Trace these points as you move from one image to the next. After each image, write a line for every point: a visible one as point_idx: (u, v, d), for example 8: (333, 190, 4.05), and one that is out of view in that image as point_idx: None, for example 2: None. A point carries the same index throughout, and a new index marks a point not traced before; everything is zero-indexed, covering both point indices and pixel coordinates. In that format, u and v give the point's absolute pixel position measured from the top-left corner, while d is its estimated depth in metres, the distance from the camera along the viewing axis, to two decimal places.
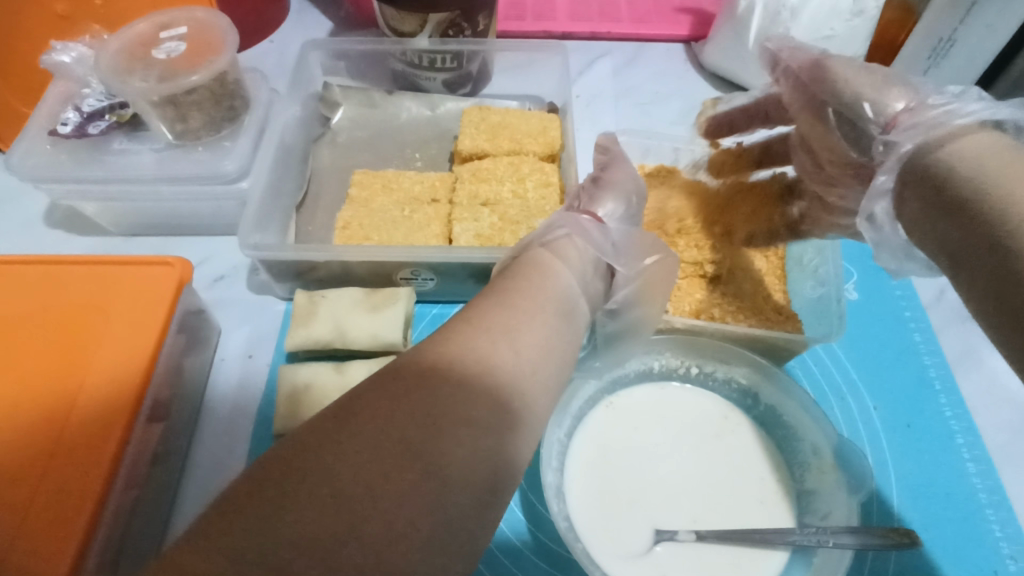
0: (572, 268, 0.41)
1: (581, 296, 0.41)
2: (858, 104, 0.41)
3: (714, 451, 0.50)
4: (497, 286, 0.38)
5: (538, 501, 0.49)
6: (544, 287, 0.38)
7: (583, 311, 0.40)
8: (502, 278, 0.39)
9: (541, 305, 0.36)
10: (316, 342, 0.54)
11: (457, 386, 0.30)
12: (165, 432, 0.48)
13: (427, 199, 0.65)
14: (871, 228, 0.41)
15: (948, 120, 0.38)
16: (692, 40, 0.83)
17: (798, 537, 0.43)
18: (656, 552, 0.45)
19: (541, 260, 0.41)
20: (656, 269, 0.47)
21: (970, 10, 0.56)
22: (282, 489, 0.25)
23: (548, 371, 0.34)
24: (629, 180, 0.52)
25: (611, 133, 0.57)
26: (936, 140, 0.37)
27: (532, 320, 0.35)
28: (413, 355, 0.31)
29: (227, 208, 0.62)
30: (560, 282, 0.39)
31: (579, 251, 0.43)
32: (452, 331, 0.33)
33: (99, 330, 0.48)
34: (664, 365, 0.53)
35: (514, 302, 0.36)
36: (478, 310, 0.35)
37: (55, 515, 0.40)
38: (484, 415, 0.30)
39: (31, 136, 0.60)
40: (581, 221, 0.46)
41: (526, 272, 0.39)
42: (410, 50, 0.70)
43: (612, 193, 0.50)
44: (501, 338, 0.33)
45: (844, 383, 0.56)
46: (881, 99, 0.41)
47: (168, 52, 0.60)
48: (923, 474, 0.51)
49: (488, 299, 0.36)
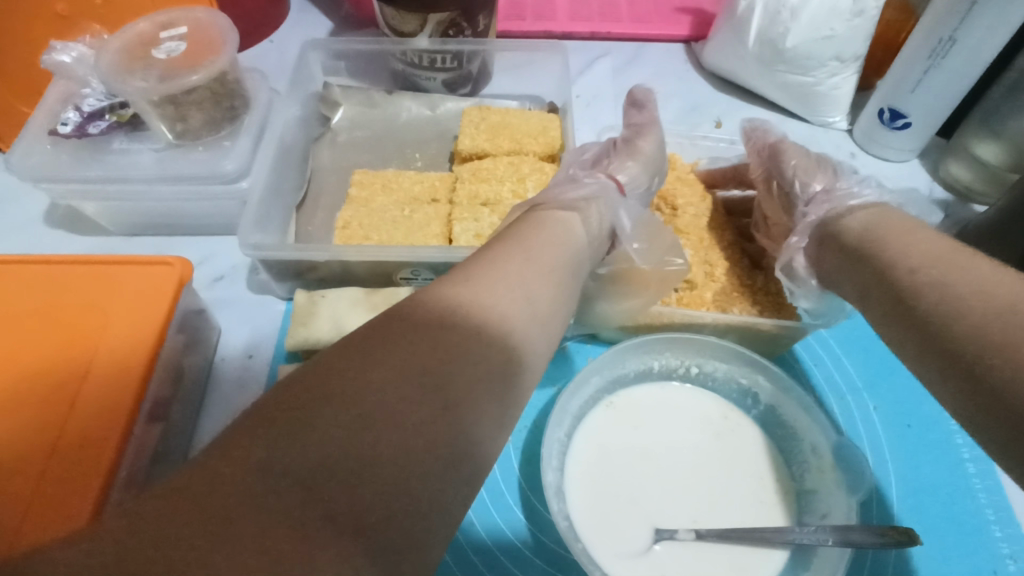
0: (575, 236, 0.43)
1: (582, 261, 0.43)
2: (793, 182, 0.54)
3: (714, 450, 0.50)
4: (488, 257, 0.37)
5: (538, 501, 0.49)
6: (543, 255, 0.39)
7: (577, 283, 0.41)
8: (496, 249, 0.39)
9: (530, 270, 0.37)
10: (316, 342, 0.54)
11: (445, 343, 0.31)
12: (165, 431, 0.48)
13: (427, 199, 0.65)
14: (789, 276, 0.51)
15: (845, 199, 0.51)
16: (692, 40, 0.83)
17: (797, 536, 0.43)
18: (656, 551, 0.45)
19: (541, 225, 0.42)
20: (672, 273, 0.49)
21: (969, 11, 0.55)
22: (283, 483, 0.25)
23: (535, 334, 0.35)
24: (657, 154, 0.56)
25: (645, 90, 0.61)
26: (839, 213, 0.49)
27: (521, 281, 0.36)
28: (401, 307, 0.32)
29: (227, 207, 0.62)
30: (558, 263, 0.40)
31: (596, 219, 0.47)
32: (438, 312, 0.32)
33: (100, 329, 0.48)
34: (664, 365, 0.53)
35: (504, 266, 0.37)
36: (472, 286, 0.35)
37: (56, 514, 0.40)
38: (472, 372, 0.31)
39: (31, 136, 0.60)
40: (605, 191, 0.49)
41: (523, 252, 0.39)
42: (410, 50, 0.70)
43: (639, 163, 0.54)
44: (485, 299, 0.34)
45: (844, 383, 0.56)
46: (807, 179, 0.54)
47: (168, 52, 0.60)
48: (922, 473, 0.51)
49: (477, 262, 0.37)
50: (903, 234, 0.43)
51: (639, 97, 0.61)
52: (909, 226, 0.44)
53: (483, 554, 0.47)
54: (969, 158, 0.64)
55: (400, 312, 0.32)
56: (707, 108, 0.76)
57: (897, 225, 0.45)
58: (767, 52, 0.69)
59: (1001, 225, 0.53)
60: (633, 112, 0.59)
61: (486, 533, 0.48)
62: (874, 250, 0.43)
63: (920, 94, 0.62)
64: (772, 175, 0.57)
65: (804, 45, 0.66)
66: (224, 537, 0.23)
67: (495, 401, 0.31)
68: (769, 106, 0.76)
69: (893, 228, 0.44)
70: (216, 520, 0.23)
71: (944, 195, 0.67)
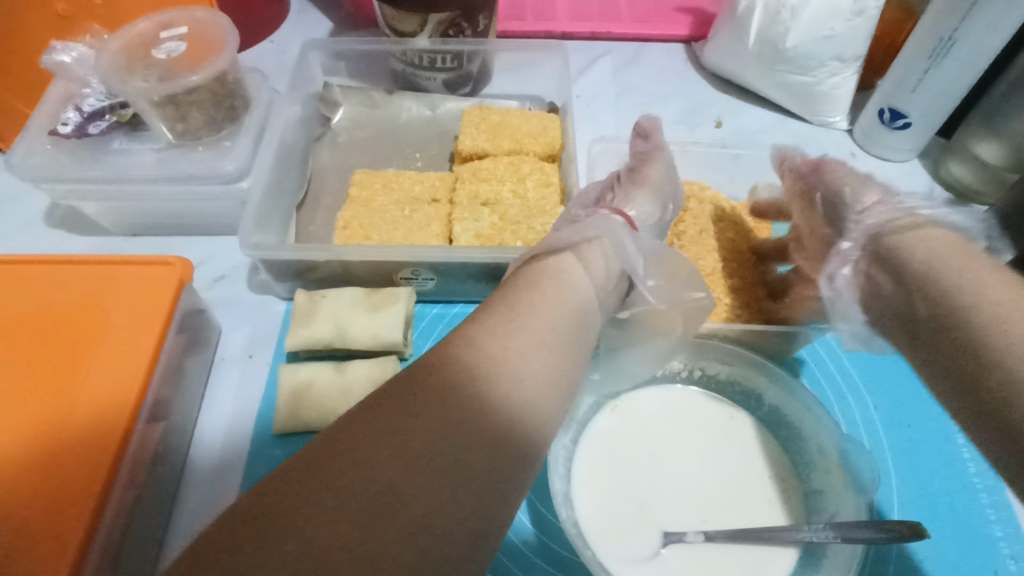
0: (592, 282, 0.42)
1: (594, 309, 0.41)
2: (841, 190, 0.47)
3: (720, 454, 0.49)
4: (510, 301, 0.37)
5: (544, 505, 0.49)
6: (561, 297, 0.38)
7: (591, 323, 0.40)
8: (517, 287, 0.39)
9: (545, 324, 0.36)
10: (316, 342, 0.54)
11: (465, 407, 0.30)
12: (165, 431, 0.48)
13: (427, 199, 0.65)
14: (829, 287, 0.45)
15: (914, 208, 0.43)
16: (692, 39, 0.83)
17: (806, 534, 0.43)
18: (665, 554, 0.45)
19: (541, 276, 0.40)
20: (689, 308, 0.47)
21: (969, 11, 0.55)
22: (297, 497, 0.26)
23: (563, 373, 0.36)
24: (665, 180, 0.53)
25: (655, 120, 0.57)
26: (905, 225, 0.41)
27: (539, 332, 0.35)
28: (423, 362, 0.32)
29: (228, 208, 0.62)
30: (575, 299, 0.39)
31: (602, 263, 0.43)
32: (458, 355, 0.32)
33: (100, 329, 0.48)
34: (667, 369, 0.53)
35: (514, 324, 0.35)
36: (486, 333, 0.34)
37: (53, 517, 0.40)
38: (506, 422, 0.31)
39: (31, 136, 0.60)
40: (617, 234, 0.46)
41: (542, 283, 0.39)
42: (410, 50, 0.70)
43: (646, 194, 0.51)
44: (499, 361, 0.33)
45: (844, 383, 0.56)
46: (859, 189, 0.46)
47: (168, 52, 0.60)
48: (924, 473, 0.51)
49: (488, 317, 0.36)
50: (973, 268, 0.36)
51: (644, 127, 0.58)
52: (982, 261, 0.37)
53: None
54: (970, 157, 0.64)
55: (423, 366, 0.31)
56: (707, 108, 0.76)
57: (959, 248, 0.38)
58: (767, 52, 0.69)
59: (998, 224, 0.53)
60: (638, 142, 0.57)
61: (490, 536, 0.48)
62: (931, 279, 0.37)
63: (920, 94, 0.62)
64: (813, 188, 0.49)
65: (804, 45, 0.66)
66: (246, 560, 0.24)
67: (518, 418, 0.31)
68: (769, 106, 0.76)
69: (962, 256, 0.37)
70: (238, 540, 0.24)
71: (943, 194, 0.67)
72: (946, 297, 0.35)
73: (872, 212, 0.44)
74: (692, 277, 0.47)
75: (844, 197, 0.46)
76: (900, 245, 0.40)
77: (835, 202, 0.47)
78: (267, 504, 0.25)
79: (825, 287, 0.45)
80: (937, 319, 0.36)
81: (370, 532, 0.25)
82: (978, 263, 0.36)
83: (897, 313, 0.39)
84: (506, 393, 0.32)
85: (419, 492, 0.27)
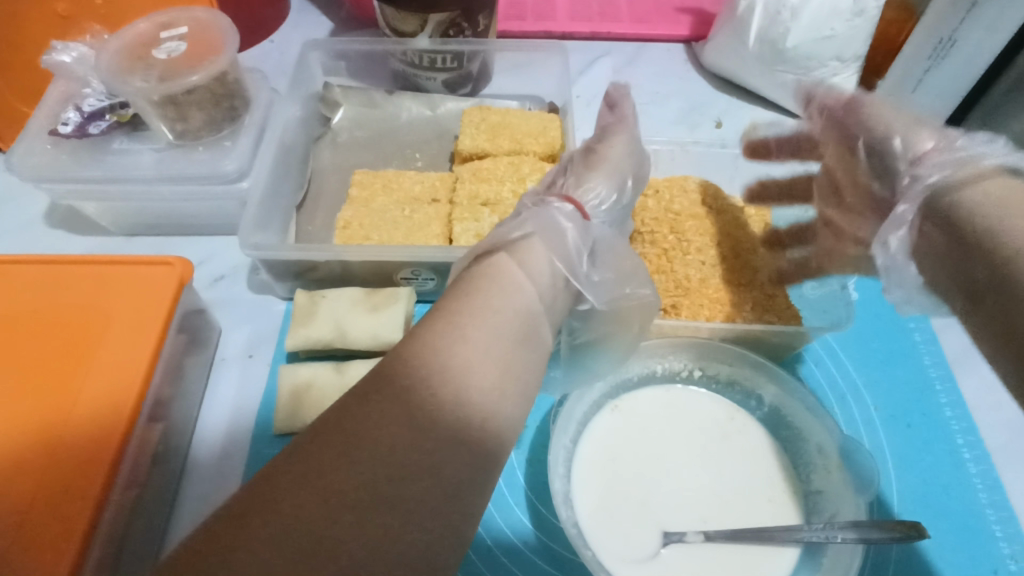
0: (535, 280, 0.38)
1: (545, 313, 0.37)
2: (888, 140, 0.44)
3: (721, 454, 0.49)
4: (448, 308, 0.34)
5: (544, 506, 0.49)
6: (502, 300, 0.35)
7: (547, 327, 0.37)
8: (456, 292, 0.35)
9: (502, 323, 0.34)
10: (316, 342, 0.54)
11: (422, 418, 0.29)
12: (165, 431, 0.48)
13: (427, 199, 0.65)
14: (882, 251, 0.42)
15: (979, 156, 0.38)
16: (692, 40, 0.83)
17: (806, 534, 0.43)
18: (665, 553, 0.45)
19: (499, 269, 0.37)
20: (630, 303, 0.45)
21: (969, 11, 0.55)
22: (300, 497, 0.26)
23: (527, 375, 0.34)
24: (624, 157, 0.53)
25: (620, 87, 0.59)
26: (960, 178, 0.38)
27: (480, 344, 0.32)
28: (383, 363, 0.30)
29: (228, 208, 0.62)
30: (522, 302, 0.36)
31: (545, 261, 0.39)
32: (384, 379, 0.29)
33: (100, 329, 0.48)
34: (666, 369, 0.53)
35: (466, 327, 0.32)
36: (417, 349, 0.31)
37: (53, 518, 0.40)
38: (466, 433, 0.30)
39: (31, 136, 0.60)
40: (558, 221, 0.43)
41: (482, 286, 0.35)
42: (410, 50, 0.70)
43: (601, 174, 0.50)
44: (444, 379, 0.30)
45: (844, 383, 0.56)
46: (910, 135, 0.43)
47: (168, 52, 0.60)
48: (924, 473, 0.51)
49: (437, 318, 0.33)
50: None
51: (613, 98, 0.59)
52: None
53: (485, 554, 0.47)
54: None
55: (381, 374, 0.30)
56: (707, 109, 0.76)
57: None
58: (767, 52, 0.69)
59: None
60: (605, 113, 0.58)
61: (490, 535, 0.48)
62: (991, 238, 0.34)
63: (920, 94, 0.62)
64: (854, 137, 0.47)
65: (804, 45, 0.66)
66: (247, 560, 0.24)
67: (483, 426, 0.31)
68: (769, 106, 0.76)
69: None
70: (238, 539, 0.24)
71: None
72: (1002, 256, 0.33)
73: (927, 158, 0.41)
74: (638, 272, 0.46)
75: (892, 146, 0.43)
76: (964, 199, 0.37)
77: (879, 152, 0.45)
78: (267, 503, 0.25)
79: (880, 255, 0.42)
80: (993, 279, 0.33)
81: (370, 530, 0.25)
82: None
83: (956, 275, 0.36)
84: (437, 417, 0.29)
85: (419, 491, 0.27)
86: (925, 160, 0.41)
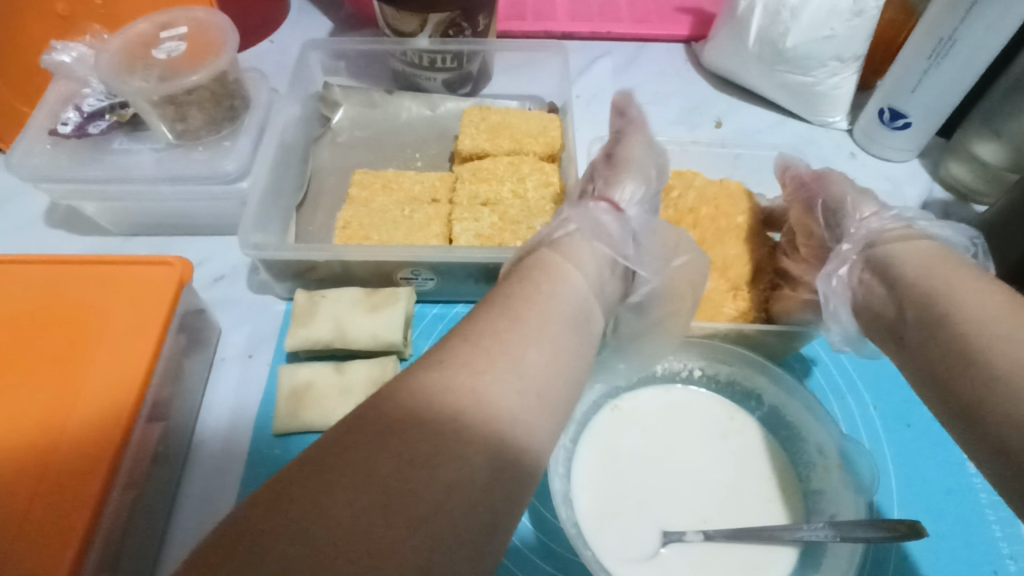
0: (584, 272, 0.40)
1: (597, 301, 0.40)
2: (842, 200, 0.50)
3: (720, 454, 0.49)
4: (506, 297, 0.36)
5: (544, 507, 0.49)
6: (551, 287, 0.38)
7: (597, 312, 0.40)
8: (509, 284, 0.38)
9: (552, 313, 0.36)
10: (316, 342, 0.54)
11: (471, 403, 0.30)
12: (165, 432, 0.48)
13: (427, 199, 0.65)
14: (826, 285, 0.47)
15: (912, 220, 0.46)
16: (692, 39, 0.83)
17: (805, 533, 0.43)
18: (663, 554, 0.45)
19: (548, 262, 0.40)
20: (678, 273, 0.47)
21: (969, 11, 0.55)
22: (296, 498, 0.25)
23: (571, 365, 0.36)
24: (647, 154, 0.52)
25: (626, 94, 0.56)
26: (896, 235, 0.45)
27: (535, 330, 0.35)
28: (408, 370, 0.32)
29: (227, 208, 0.62)
30: (571, 289, 0.38)
31: (589, 251, 0.42)
32: (448, 357, 0.32)
33: (100, 328, 0.48)
34: (668, 368, 0.53)
35: (519, 317, 0.35)
36: (476, 334, 0.34)
37: (54, 517, 0.40)
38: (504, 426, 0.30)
39: (31, 136, 0.60)
40: (598, 218, 0.44)
41: (533, 276, 0.38)
42: (410, 50, 0.70)
43: (630, 173, 0.49)
44: (501, 362, 0.32)
45: (844, 383, 0.56)
46: (860, 200, 0.49)
47: (168, 52, 0.60)
48: (923, 472, 0.51)
49: (491, 313, 0.35)
50: (950, 276, 0.39)
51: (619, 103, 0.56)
52: (958, 267, 0.40)
53: None
54: (969, 158, 0.64)
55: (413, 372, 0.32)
56: (707, 108, 0.76)
57: (945, 263, 0.41)
58: (767, 52, 0.69)
59: (1000, 223, 0.52)
60: (614, 120, 0.56)
61: None
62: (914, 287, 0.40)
63: (920, 94, 0.62)
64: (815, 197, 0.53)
65: (804, 44, 0.66)
66: (250, 564, 0.23)
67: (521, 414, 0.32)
68: (769, 106, 0.76)
69: (943, 267, 0.40)
70: (233, 545, 0.24)
71: (944, 195, 0.67)
72: (921, 296, 0.39)
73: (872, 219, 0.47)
74: (680, 245, 0.48)
75: (844, 207, 0.50)
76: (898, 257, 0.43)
77: (835, 210, 0.50)
78: (273, 505, 0.25)
79: (822, 286, 0.47)
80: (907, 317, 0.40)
81: (372, 526, 0.25)
82: (966, 273, 0.39)
83: (889, 322, 0.42)
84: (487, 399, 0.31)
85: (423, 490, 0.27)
86: (869, 220, 0.47)
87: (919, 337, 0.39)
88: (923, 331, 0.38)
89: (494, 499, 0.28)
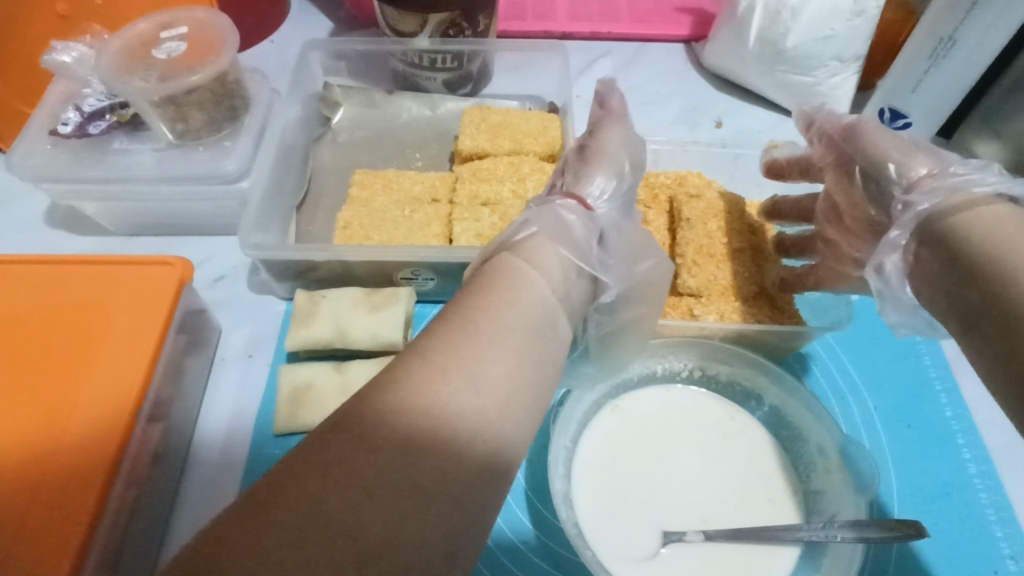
0: (547, 276, 0.38)
1: (562, 306, 0.38)
2: (883, 165, 0.44)
3: (720, 454, 0.49)
4: (462, 305, 0.34)
5: (544, 507, 0.49)
6: (512, 292, 0.36)
7: (563, 319, 0.37)
8: (465, 292, 0.36)
9: (516, 319, 0.34)
10: (317, 342, 0.54)
11: (433, 416, 0.28)
12: (165, 432, 0.48)
13: (427, 199, 0.65)
14: (878, 278, 0.42)
15: (968, 183, 0.39)
16: (692, 40, 0.83)
17: (805, 533, 0.43)
18: (664, 554, 0.45)
19: (509, 266, 0.38)
20: (648, 273, 0.46)
21: (970, 11, 0.55)
22: (293, 494, 0.25)
23: (542, 373, 0.34)
24: (619, 146, 0.52)
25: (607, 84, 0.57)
26: (956, 204, 0.39)
27: (496, 338, 0.33)
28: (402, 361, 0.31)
29: (228, 208, 0.62)
30: (534, 293, 0.36)
31: (552, 251, 0.40)
32: (401, 374, 0.30)
33: (99, 329, 0.48)
34: (667, 369, 0.53)
35: (478, 326, 0.33)
36: (430, 346, 0.31)
37: (55, 518, 0.40)
38: (500, 426, 0.30)
39: (32, 136, 0.60)
40: (561, 216, 0.43)
41: (494, 281, 0.36)
42: (410, 50, 0.70)
43: (600, 167, 0.50)
44: (458, 375, 0.30)
45: (844, 383, 0.56)
46: (905, 162, 0.43)
47: (168, 52, 0.60)
48: (924, 473, 0.51)
49: (447, 323, 0.33)
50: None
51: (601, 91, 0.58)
52: None
53: (484, 553, 0.47)
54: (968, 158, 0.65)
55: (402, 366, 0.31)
56: (707, 109, 0.76)
57: (1021, 230, 0.35)
58: (767, 52, 0.69)
59: None
60: (594, 110, 0.57)
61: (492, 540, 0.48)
62: (982, 266, 0.35)
63: (920, 94, 0.62)
64: (851, 162, 0.46)
65: (804, 44, 0.66)
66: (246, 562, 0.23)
67: (520, 413, 0.32)
68: (769, 106, 0.76)
69: (1021, 238, 0.35)
70: (225, 542, 0.23)
71: None
72: (992, 277, 0.34)
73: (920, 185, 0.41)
74: (646, 249, 0.47)
75: (886, 173, 0.43)
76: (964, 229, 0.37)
77: (876, 178, 0.44)
78: (268, 502, 0.24)
79: (875, 279, 0.42)
80: (976, 298, 0.35)
81: (371, 524, 0.25)
82: None
83: (950, 303, 0.37)
84: (457, 409, 0.29)
85: (424, 488, 0.26)
86: (919, 185, 0.41)
87: (994, 327, 0.34)
88: (995, 318, 0.33)
89: (493, 498, 0.28)
